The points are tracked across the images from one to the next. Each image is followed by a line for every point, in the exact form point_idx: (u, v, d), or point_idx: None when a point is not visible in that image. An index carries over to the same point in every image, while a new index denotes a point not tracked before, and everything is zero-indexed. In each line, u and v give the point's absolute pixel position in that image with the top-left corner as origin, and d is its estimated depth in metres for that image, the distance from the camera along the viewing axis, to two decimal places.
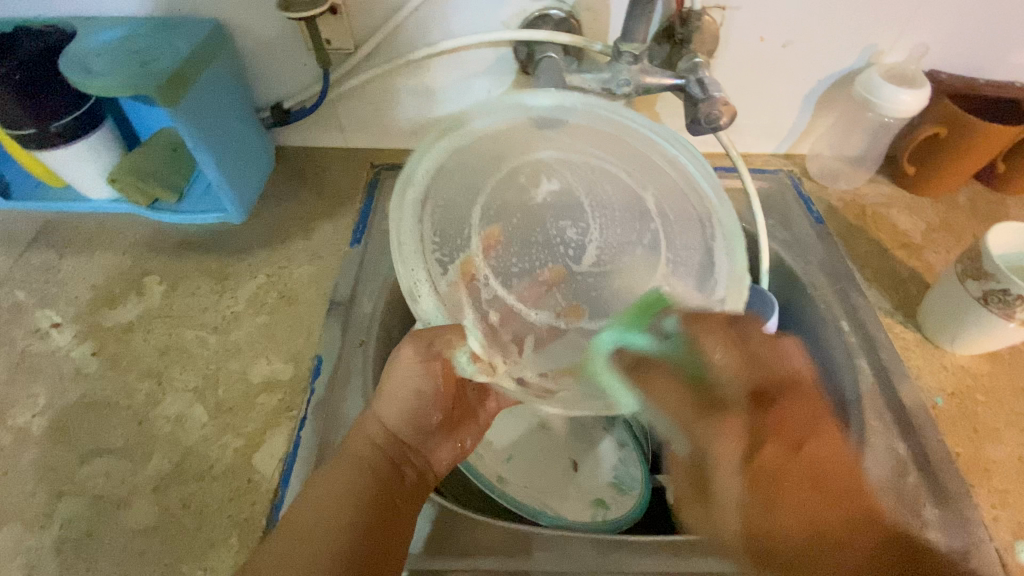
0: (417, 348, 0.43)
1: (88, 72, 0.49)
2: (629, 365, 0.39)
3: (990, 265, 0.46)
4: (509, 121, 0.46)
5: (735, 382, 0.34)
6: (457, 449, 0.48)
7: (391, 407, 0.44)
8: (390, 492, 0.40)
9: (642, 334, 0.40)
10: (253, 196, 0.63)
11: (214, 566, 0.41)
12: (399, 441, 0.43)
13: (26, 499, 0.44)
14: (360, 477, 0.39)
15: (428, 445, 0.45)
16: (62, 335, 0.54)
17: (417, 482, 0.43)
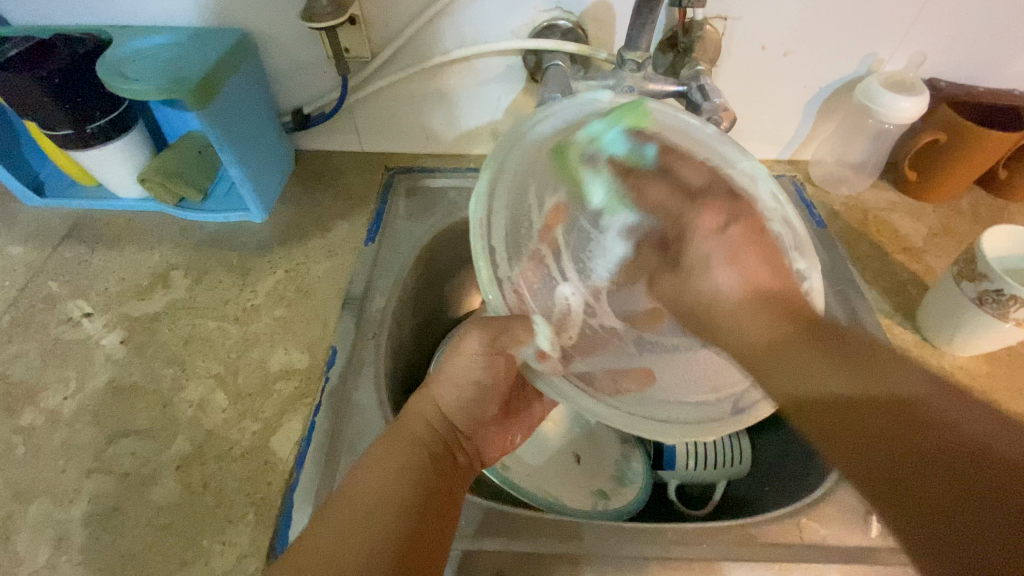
0: (482, 340, 0.43)
1: (125, 78, 0.52)
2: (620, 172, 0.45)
3: (983, 266, 0.47)
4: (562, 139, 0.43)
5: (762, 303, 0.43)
6: (507, 441, 0.51)
7: (449, 391, 0.46)
8: (445, 473, 0.42)
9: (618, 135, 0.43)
10: (275, 194, 0.67)
11: (232, 540, 0.43)
12: (453, 426, 0.46)
13: (57, 476, 0.47)
14: (420, 457, 0.41)
15: (481, 436, 0.48)
16: (93, 324, 0.57)
17: (466, 468, 0.45)
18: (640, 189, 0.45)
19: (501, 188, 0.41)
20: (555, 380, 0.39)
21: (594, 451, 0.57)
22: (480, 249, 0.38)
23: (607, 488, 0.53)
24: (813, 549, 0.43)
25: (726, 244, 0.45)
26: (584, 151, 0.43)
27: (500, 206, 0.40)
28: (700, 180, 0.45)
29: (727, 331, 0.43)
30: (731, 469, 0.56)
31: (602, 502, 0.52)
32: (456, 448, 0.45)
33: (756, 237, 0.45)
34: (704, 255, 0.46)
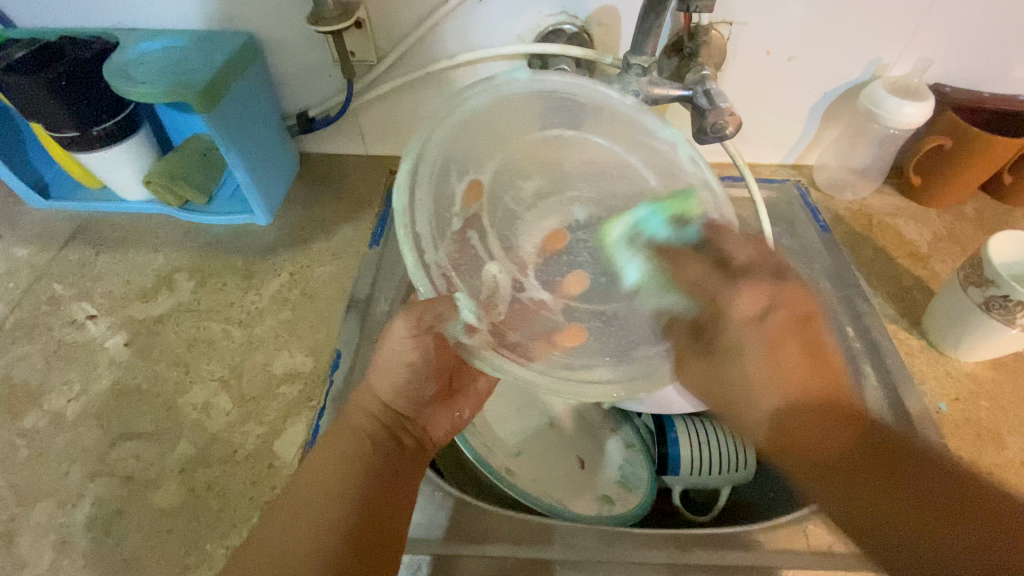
0: (409, 323, 0.41)
1: (132, 80, 0.53)
2: (653, 248, 0.43)
3: (990, 272, 0.47)
4: (481, 113, 0.41)
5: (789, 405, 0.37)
6: (455, 419, 0.50)
7: (383, 379, 0.46)
8: (390, 459, 0.42)
9: (661, 223, 0.43)
10: (279, 198, 0.67)
11: (235, 545, 0.43)
12: (394, 412, 0.45)
13: (61, 479, 0.47)
14: (361, 446, 0.42)
15: (423, 415, 0.48)
16: (98, 326, 0.57)
17: (415, 449, 0.45)
18: (675, 263, 0.41)
19: (424, 176, 0.37)
20: (500, 362, 0.36)
21: (599, 456, 0.56)
22: (408, 243, 0.34)
23: (612, 493, 0.53)
24: (820, 556, 0.42)
25: (762, 334, 0.37)
26: (625, 232, 0.44)
27: (423, 202, 0.36)
28: (743, 255, 0.39)
29: (754, 409, 0.38)
30: (735, 474, 0.55)
31: (607, 507, 0.52)
32: (401, 431, 0.45)
33: (803, 322, 0.37)
34: (735, 338, 0.38)
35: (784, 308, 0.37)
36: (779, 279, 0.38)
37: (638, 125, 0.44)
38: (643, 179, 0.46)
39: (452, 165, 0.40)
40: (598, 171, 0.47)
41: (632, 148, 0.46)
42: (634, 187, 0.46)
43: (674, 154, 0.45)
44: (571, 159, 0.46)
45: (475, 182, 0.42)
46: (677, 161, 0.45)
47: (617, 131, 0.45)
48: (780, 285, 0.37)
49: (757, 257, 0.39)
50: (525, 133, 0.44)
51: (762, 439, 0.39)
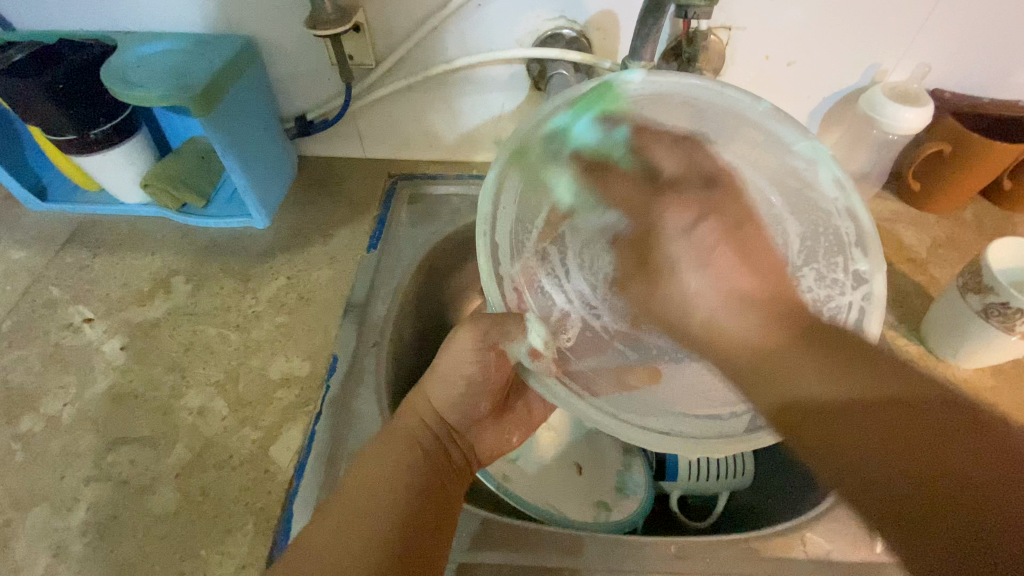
0: (474, 336, 0.43)
1: (129, 84, 0.53)
2: (584, 167, 0.42)
3: (989, 279, 0.47)
4: None
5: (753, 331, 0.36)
6: (502, 440, 0.50)
7: (439, 391, 0.45)
8: (437, 471, 0.42)
9: (591, 125, 0.40)
10: (276, 201, 0.66)
11: (230, 551, 0.43)
12: (447, 425, 0.45)
13: (56, 484, 0.47)
14: (415, 456, 0.41)
15: (472, 432, 0.47)
16: (94, 330, 0.57)
17: (461, 466, 0.45)
18: (603, 180, 0.41)
19: (511, 182, 0.42)
20: (557, 387, 0.39)
21: (596, 462, 0.56)
22: (485, 253, 0.40)
23: (609, 500, 0.53)
24: (817, 564, 0.42)
25: (693, 245, 0.37)
26: (555, 149, 0.42)
27: (507, 205, 0.42)
28: (671, 167, 0.37)
29: (711, 346, 0.38)
30: (733, 480, 0.55)
31: (603, 513, 0.51)
32: (450, 445, 0.45)
33: (733, 231, 0.37)
34: (674, 254, 0.38)
35: (736, 238, 0.37)
36: (736, 223, 0.37)
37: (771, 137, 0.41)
38: (773, 204, 0.43)
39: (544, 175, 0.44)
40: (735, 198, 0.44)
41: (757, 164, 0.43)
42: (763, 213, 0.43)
43: (811, 172, 0.41)
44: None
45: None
46: (816, 184, 0.41)
47: (742, 144, 0.43)
48: (725, 200, 0.37)
49: (686, 167, 0.37)
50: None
51: (751, 363, 0.36)
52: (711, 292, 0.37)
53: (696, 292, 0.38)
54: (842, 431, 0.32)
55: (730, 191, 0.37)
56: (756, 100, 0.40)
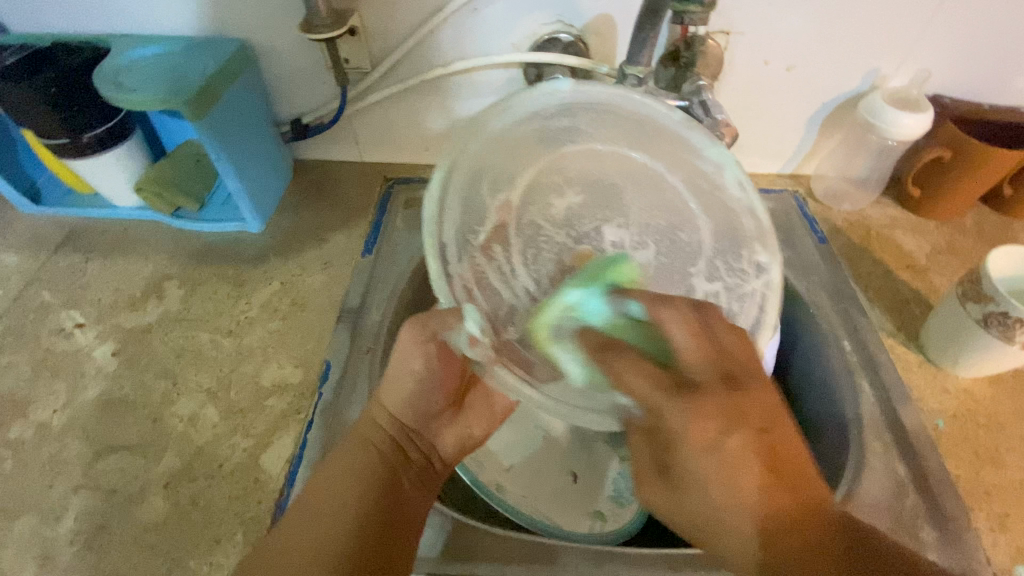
0: (415, 332, 0.40)
1: (122, 88, 0.52)
2: (594, 347, 0.34)
3: (989, 288, 0.46)
4: (522, 123, 0.43)
5: (700, 365, 0.31)
6: (465, 435, 0.47)
7: (392, 392, 0.43)
8: (395, 474, 0.41)
9: (599, 302, 0.35)
10: (271, 205, 0.66)
11: (219, 562, 0.42)
12: (402, 425, 0.43)
13: (44, 492, 0.46)
14: (365, 459, 0.40)
15: (433, 429, 0.46)
16: (85, 335, 0.56)
17: (421, 464, 0.44)
18: (620, 382, 0.32)
19: (457, 185, 0.40)
20: (505, 374, 0.39)
21: (593, 470, 0.55)
22: (433, 256, 0.38)
23: (604, 509, 0.53)
24: None
25: (716, 458, 0.29)
26: (562, 321, 0.36)
27: (454, 208, 0.39)
28: (697, 353, 0.31)
29: (699, 467, 0.29)
30: None
31: (598, 524, 0.51)
32: (407, 445, 0.43)
33: (739, 428, 0.29)
34: (687, 458, 0.29)
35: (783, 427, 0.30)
36: (758, 425, 0.29)
37: (684, 143, 0.46)
38: (688, 203, 0.45)
39: (486, 176, 0.42)
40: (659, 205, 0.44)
41: (676, 167, 0.45)
42: (680, 214, 0.44)
43: (719, 175, 0.46)
44: (617, 175, 0.44)
45: (504, 202, 0.42)
46: (723, 185, 0.46)
47: (659, 152, 0.45)
48: (752, 391, 0.30)
49: (718, 355, 0.31)
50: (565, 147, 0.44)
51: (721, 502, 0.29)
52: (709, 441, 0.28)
53: (693, 441, 0.29)
54: (771, 488, 0.28)
55: (755, 386, 0.30)
56: (670, 109, 0.45)
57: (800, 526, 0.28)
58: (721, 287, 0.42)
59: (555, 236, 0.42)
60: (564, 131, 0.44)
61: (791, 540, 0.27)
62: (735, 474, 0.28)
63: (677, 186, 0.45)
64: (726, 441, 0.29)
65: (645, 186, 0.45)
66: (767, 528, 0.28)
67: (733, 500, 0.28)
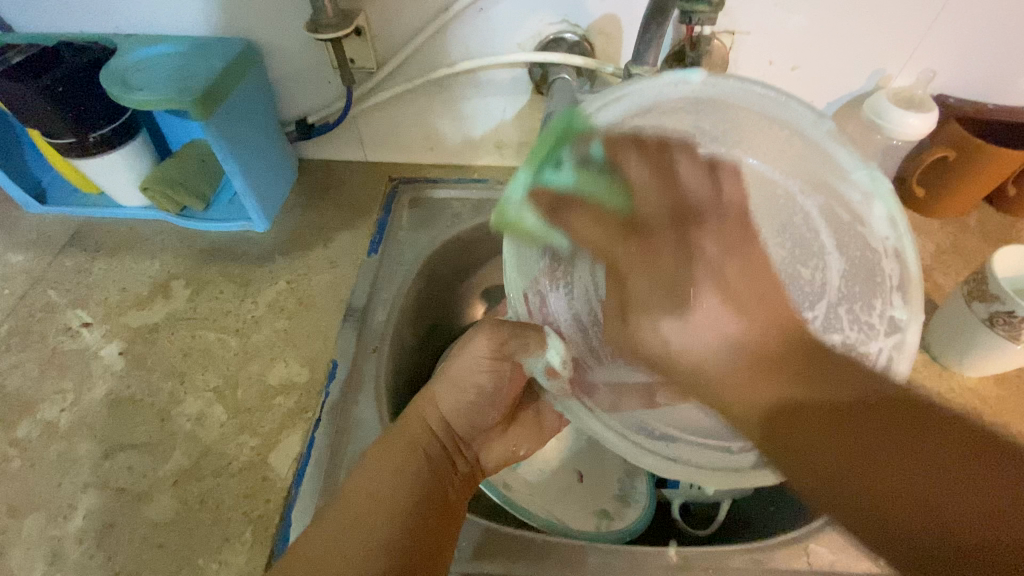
0: (492, 344, 0.43)
1: (129, 87, 0.52)
2: (547, 207, 0.36)
3: (994, 288, 0.46)
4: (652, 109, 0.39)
5: (654, 199, 0.34)
6: (510, 451, 0.49)
7: (450, 395, 0.45)
8: (440, 478, 0.41)
9: (560, 169, 0.35)
10: (277, 204, 0.66)
11: (228, 560, 0.43)
12: (453, 432, 0.45)
13: (52, 490, 0.46)
14: (419, 462, 0.41)
15: (481, 440, 0.47)
16: (92, 334, 0.57)
17: (467, 473, 0.44)
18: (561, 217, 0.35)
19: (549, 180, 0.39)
20: (574, 406, 0.42)
21: (598, 469, 0.56)
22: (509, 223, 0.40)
23: (610, 508, 0.52)
24: None
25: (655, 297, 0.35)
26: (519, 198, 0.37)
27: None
28: (656, 195, 0.34)
29: (711, 394, 0.35)
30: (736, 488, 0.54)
31: (604, 522, 0.51)
32: (456, 453, 0.44)
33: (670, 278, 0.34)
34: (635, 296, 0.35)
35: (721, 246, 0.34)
36: (703, 252, 0.34)
37: (829, 160, 0.39)
38: (819, 236, 0.42)
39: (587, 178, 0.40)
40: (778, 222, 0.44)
41: (815, 190, 0.41)
42: (807, 244, 0.43)
43: (866, 206, 0.39)
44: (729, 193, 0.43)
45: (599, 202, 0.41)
46: (868, 219, 0.39)
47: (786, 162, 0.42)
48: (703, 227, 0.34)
49: (665, 189, 0.34)
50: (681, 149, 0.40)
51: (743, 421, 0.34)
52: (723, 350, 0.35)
53: (635, 275, 0.34)
54: (801, 430, 0.32)
55: (706, 220, 0.34)
56: (819, 117, 0.38)
57: (849, 445, 0.31)
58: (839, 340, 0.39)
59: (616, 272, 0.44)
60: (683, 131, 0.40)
61: (846, 461, 0.31)
62: (778, 415, 0.33)
63: (809, 212, 0.42)
64: (762, 376, 0.34)
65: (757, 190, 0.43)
66: (794, 447, 0.32)
67: (783, 435, 0.33)
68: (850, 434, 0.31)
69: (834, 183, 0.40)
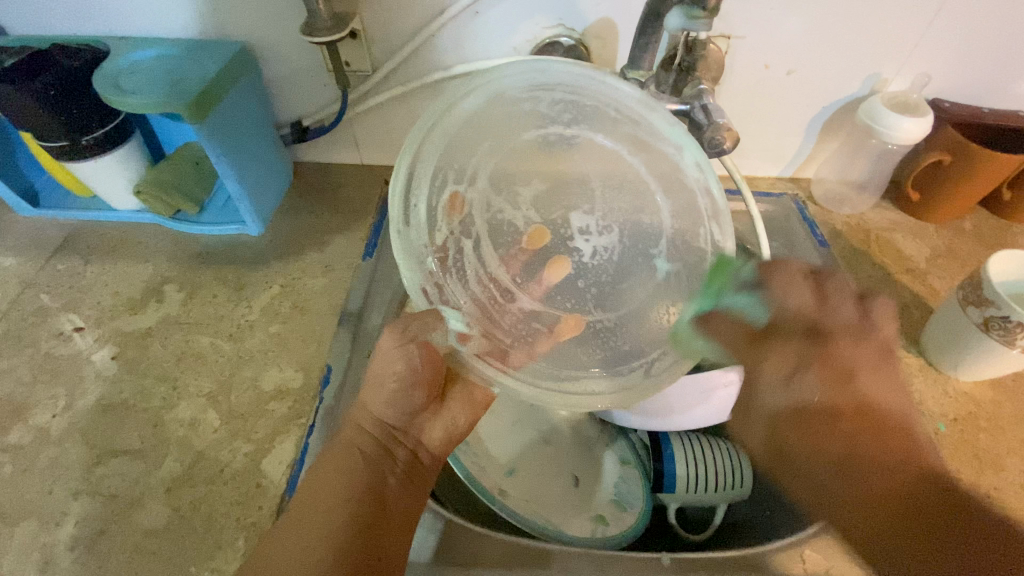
0: (395, 333, 0.44)
1: (122, 90, 0.52)
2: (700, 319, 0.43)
3: (989, 293, 0.46)
4: (494, 100, 0.42)
5: (796, 319, 0.41)
6: (449, 427, 0.48)
7: (376, 394, 0.45)
8: (380, 476, 0.42)
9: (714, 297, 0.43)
10: (271, 208, 0.66)
11: (220, 567, 0.42)
12: (386, 426, 0.45)
13: (44, 497, 0.46)
14: (350, 463, 0.42)
15: (416, 425, 0.46)
16: (84, 339, 0.56)
17: (407, 462, 0.45)
18: (706, 323, 0.42)
19: (422, 178, 0.41)
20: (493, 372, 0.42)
21: (594, 473, 0.56)
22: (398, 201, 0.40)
23: (607, 514, 0.52)
24: None
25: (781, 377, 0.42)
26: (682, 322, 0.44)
27: (420, 199, 0.41)
28: (793, 304, 0.41)
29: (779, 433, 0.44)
30: (731, 492, 0.54)
31: (602, 528, 0.50)
32: (394, 445, 0.45)
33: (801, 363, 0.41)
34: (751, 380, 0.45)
35: (846, 341, 0.41)
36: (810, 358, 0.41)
37: (648, 127, 0.42)
38: (648, 185, 0.45)
39: (448, 174, 0.43)
40: (612, 178, 0.47)
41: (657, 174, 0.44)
42: (642, 198, 0.46)
43: (679, 157, 0.42)
44: (588, 166, 0.47)
45: (456, 193, 0.44)
46: (682, 166, 0.43)
47: (633, 148, 0.44)
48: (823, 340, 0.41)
49: (807, 313, 0.41)
50: (519, 134, 0.44)
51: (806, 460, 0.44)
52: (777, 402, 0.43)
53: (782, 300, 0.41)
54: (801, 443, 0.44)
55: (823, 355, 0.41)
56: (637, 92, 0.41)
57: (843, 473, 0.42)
58: (682, 267, 0.46)
59: (514, 219, 0.49)
60: (534, 122, 0.44)
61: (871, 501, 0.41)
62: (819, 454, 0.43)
63: (639, 171, 0.45)
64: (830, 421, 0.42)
65: (593, 163, 0.47)
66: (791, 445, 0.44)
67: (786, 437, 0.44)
68: (838, 451, 0.43)
69: (654, 145, 0.43)
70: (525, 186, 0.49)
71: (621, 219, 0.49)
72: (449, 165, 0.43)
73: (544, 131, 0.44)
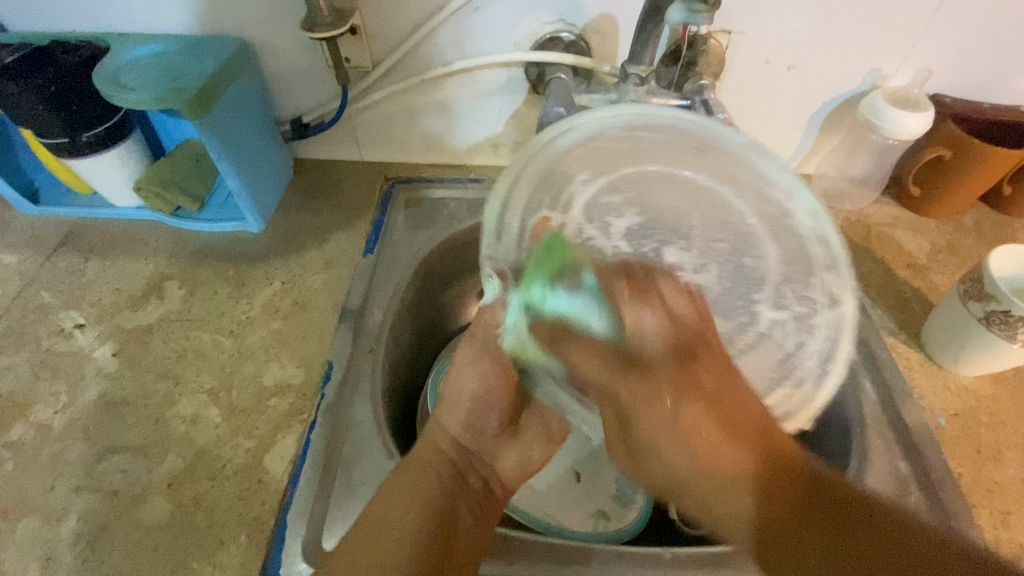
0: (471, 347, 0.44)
1: (122, 86, 0.52)
2: (546, 338, 0.35)
3: (990, 287, 0.46)
4: (593, 135, 0.45)
5: (655, 340, 0.32)
6: (523, 457, 0.47)
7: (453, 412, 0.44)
8: (455, 498, 0.40)
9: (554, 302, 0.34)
10: (271, 205, 0.65)
11: (223, 563, 0.42)
12: (464, 447, 0.44)
13: (46, 493, 0.46)
14: (427, 481, 0.40)
15: (492, 450, 0.45)
16: (85, 336, 0.56)
17: (481, 486, 0.43)
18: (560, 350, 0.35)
19: (515, 200, 0.41)
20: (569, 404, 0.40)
21: (597, 468, 0.55)
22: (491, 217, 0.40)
23: (608, 508, 0.52)
24: None
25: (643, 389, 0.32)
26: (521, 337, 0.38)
27: (513, 216, 0.40)
28: (648, 322, 0.32)
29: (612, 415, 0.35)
30: None
31: (602, 522, 0.51)
32: (468, 469, 0.43)
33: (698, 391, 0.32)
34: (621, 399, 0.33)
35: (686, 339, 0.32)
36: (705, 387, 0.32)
37: (755, 171, 0.43)
38: (752, 227, 0.41)
39: (544, 198, 0.41)
40: (712, 215, 0.42)
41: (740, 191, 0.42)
42: (745, 236, 0.41)
43: (789, 202, 0.42)
44: (683, 198, 0.42)
45: (545, 216, 0.40)
46: (794, 213, 0.42)
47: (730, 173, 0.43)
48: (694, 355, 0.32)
49: (678, 331, 0.32)
50: (619, 167, 0.43)
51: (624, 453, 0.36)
52: (664, 416, 0.32)
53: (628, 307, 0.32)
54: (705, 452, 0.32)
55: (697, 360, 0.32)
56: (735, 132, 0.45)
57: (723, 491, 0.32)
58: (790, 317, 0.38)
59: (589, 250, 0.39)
60: (633, 156, 0.44)
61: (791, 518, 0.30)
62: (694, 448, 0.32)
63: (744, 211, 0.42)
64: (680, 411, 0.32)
65: (681, 195, 0.42)
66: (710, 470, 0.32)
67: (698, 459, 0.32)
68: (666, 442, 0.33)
69: (762, 188, 0.43)
70: (617, 217, 0.41)
71: (719, 257, 0.40)
72: (545, 191, 0.42)
73: (643, 165, 0.44)
